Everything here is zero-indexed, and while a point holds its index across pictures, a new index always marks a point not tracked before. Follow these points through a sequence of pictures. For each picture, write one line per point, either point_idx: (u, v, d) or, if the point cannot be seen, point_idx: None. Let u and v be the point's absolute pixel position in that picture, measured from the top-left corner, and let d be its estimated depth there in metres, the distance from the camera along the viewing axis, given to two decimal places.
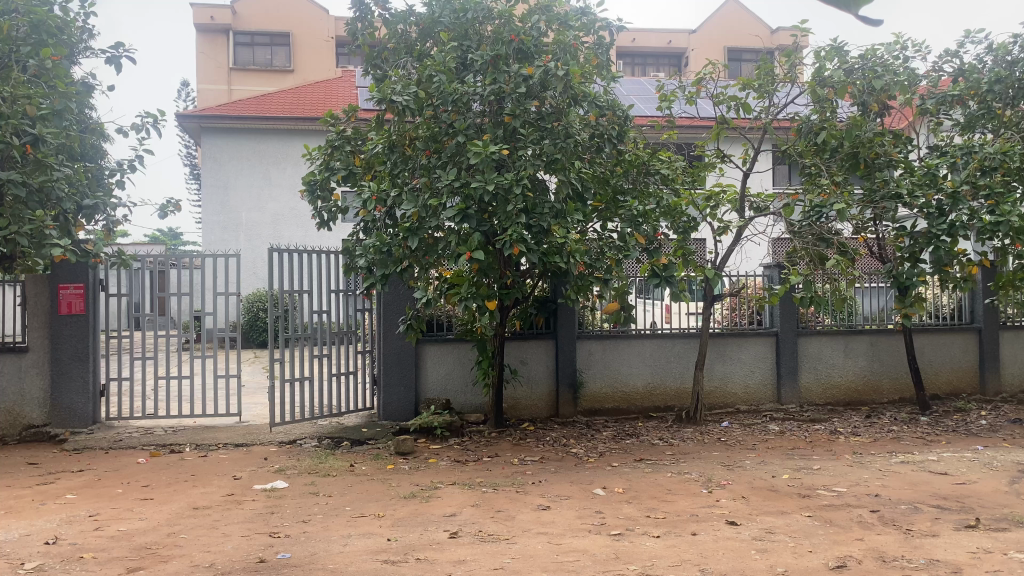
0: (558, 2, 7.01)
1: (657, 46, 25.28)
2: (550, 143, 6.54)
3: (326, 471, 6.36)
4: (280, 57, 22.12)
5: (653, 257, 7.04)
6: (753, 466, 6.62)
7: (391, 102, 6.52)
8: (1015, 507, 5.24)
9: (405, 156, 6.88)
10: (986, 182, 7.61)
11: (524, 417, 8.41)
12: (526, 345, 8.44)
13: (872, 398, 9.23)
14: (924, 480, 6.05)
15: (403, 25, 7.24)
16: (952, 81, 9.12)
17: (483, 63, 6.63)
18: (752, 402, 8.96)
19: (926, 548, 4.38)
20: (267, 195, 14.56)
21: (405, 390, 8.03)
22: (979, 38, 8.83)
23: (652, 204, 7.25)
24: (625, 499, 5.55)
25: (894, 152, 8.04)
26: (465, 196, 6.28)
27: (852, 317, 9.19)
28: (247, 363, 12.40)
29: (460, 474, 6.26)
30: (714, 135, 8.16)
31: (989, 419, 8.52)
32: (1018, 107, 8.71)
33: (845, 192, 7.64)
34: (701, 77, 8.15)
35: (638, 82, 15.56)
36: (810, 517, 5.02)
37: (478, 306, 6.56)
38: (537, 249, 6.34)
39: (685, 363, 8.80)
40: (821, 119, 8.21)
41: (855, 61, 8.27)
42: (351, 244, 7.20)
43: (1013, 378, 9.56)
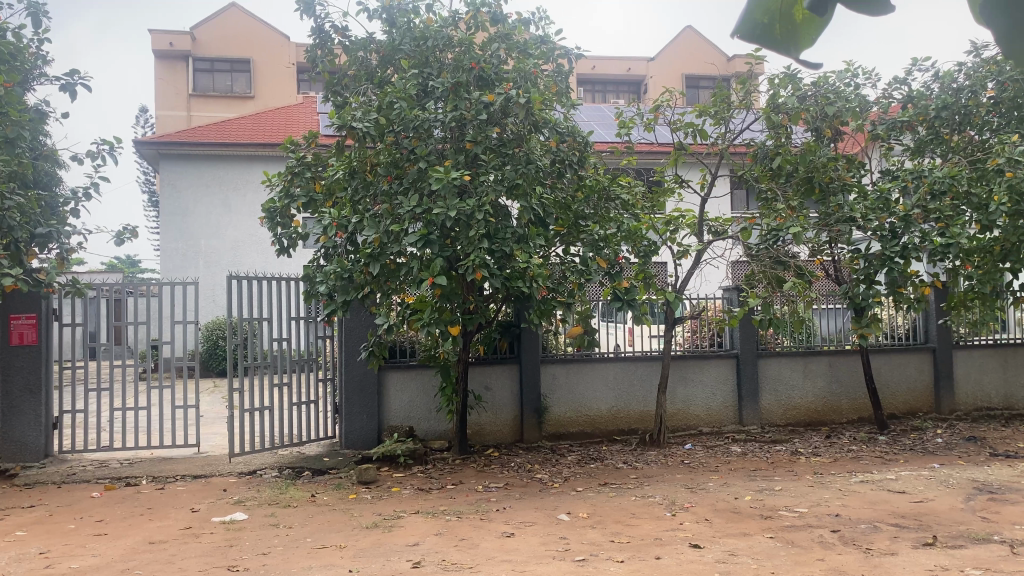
0: (517, 30, 7.14)
1: (616, 73, 25.71)
2: (511, 168, 6.53)
3: (286, 502, 6.25)
4: (240, 82, 22.00)
5: (615, 281, 7.07)
6: (716, 488, 6.65)
7: (351, 128, 6.45)
8: (971, 524, 5.33)
9: (366, 182, 6.84)
10: (937, 205, 7.76)
11: (489, 442, 8.36)
12: (489, 370, 8.43)
13: (831, 418, 9.36)
14: (883, 499, 6.13)
15: (363, 52, 7.25)
16: (901, 108, 9.37)
17: (444, 89, 6.68)
18: (715, 424, 9.02)
19: (885, 567, 4.44)
20: (227, 222, 14.40)
21: (367, 419, 7.94)
22: (926, 66, 9.12)
23: (613, 229, 7.27)
24: (590, 524, 5.54)
25: (848, 177, 8.28)
26: (427, 222, 6.28)
27: (809, 338, 9.34)
28: (206, 393, 12.16)
29: (424, 502, 6.19)
30: (673, 161, 8.27)
31: (945, 437, 8.68)
32: (965, 132, 8.99)
33: (801, 216, 7.83)
34: (658, 105, 8.30)
35: (598, 109, 15.70)
36: (773, 539, 5.05)
37: (441, 332, 6.49)
38: (499, 274, 6.36)
39: (648, 387, 8.86)
40: (776, 144, 8.37)
41: (808, 88, 8.45)
42: (311, 270, 7.12)
43: (966, 396, 9.75)
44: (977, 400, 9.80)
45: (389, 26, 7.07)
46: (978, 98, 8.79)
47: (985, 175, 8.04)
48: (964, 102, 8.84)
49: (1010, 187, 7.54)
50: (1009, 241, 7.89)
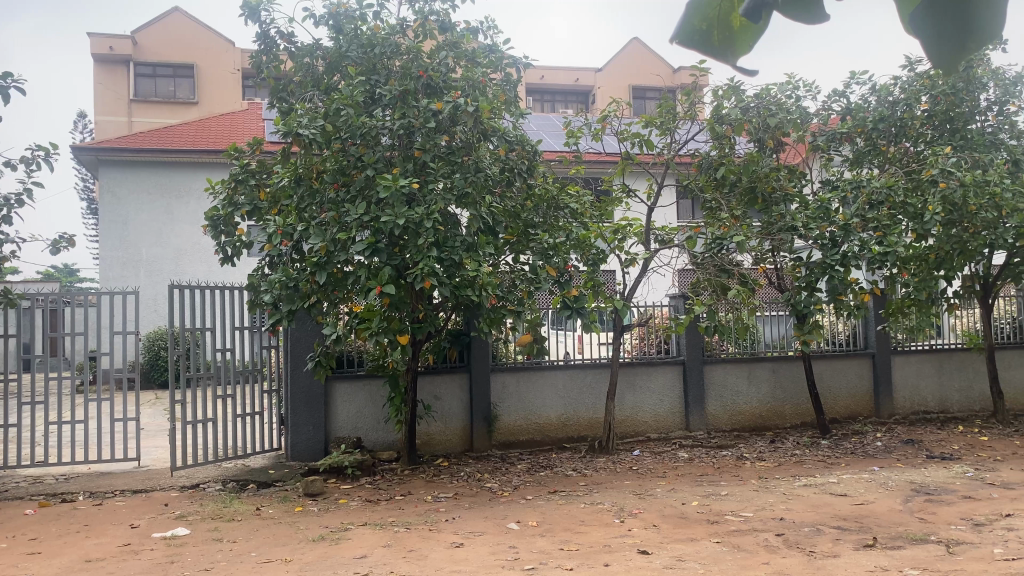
0: (465, 39, 7.16)
1: (565, 83, 25.93)
2: (461, 176, 6.59)
3: (230, 516, 6.11)
4: (184, 88, 21.57)
5: (564, 289, 7.13)
6: (664, 494, 6.71)
7: (297, 134, 6.36)
8: (909, 525, 5.47)
9: (312, 189, 6.71)
10: (874, 215, 7.97)
11: (438, 452, 8.31)
12: (438, 379, 8.39)
13: (776, 423, 9.54)
14: (825, 502, 6.26)
15: (309, 59, 7.16)
16: (840, 119, 9.63)
17: (392, 98, 6.66)
18: (662, 429, 9.11)
19: (827, 569, 4.52)
20: (170, 230, 14.09)
21: (314, 430, 7.82)
22: (864, 79, 9.40)
23: (562, 237, 7.31)
24: (539, 532, 5.53)
25: (789, 187, 8.49)
26: (375, 230, 6.23)
27: (754, 344, 9.52)
28: (147, 405, 11.85)
29: (372, 514, 6.11)
30: (620, 170, 8.35)
31: (884, 440, 8.89)
32: (900, 143, 9.28)
33: (743, 225, 8.01)
34: (606, 115, 8.38)
35: (547, 118, 15.82)
36: (719, 543, 5.10)
37: (390, 341, 6.41)
38: (449, 283, 6.30)
39: (597, 395, 8.91)
40: (720, 155, 8.53)
41: (751, 99, 8.65)
42: (255, 279, 7.01)
43: (904, 401, 10.03)
44: (915, 404, 10.08)
45: (335, 32, 7.00)
46: (913, 110, 9.05)
47: (920, 186, 8.31)
48: (900, 115, 9.13)
49: (943, 198, 7.98)
50: (943, 249, 8.43)
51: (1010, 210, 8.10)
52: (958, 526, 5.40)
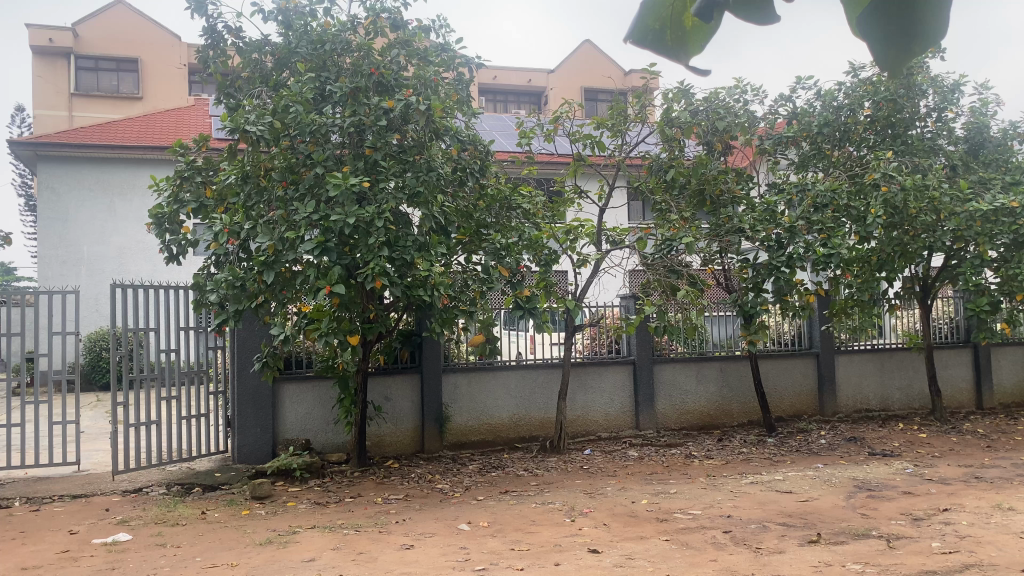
0: (417, 38, 7.12)
1: (517, 84, 25.98)
2: (412, 175, 6.54)
3: (174, 520, 5.97)
4: (126, 83, 21.04)
5: (516, 290, 7.15)
6: (613, 493, 6.76)
7: (245, 131, 6.27)
8: (852, 521, 5.60)
9: (260, 188, 6.64)
10: (819, 217, 8.11)
11: (388, 453, 8.24)
12: (389, 380, 8.32)
13: (723, 421, 9.69)
14: (771, 499, 6.37)
15: (258, 55, 7.05)
16: (787, 123, 9.78)
17: (343, 94, 6.56)
18: (613, 428, 9.17)
19: (774, 565, 4.59)
20: (112, 228, 13.75)
21: (261, 433, 7.70)
22: (809, 84, 9.60)
23: (514, 238, 7.35)
24: (490, 533, 5.52)
25: (737, 190, 8.62)
26: (324, 229, 6.13)
27: (702, 344, 9.66)
28: (88, 408, 11.53)
29: (320, 517, 6.04)
30: (572, 172, 8.41)
31: (828, 438, 9.09)
32: (844, 147, 9.49)
33: (691, 226, 8.14)
34: (558, 116, 8.42)
35: (500, 119, 15.85)
36: (668, 541, 5.16)
37: (340, 342, 6.33)
38: (401, 283, 6.27)
39: (549, 395, 8.94)
40: (670, 157, 8.65)
41: (700, 103, 8.78)
42: (201, 279, 6.83)
43: (848, 399, 10.26)
44: (858, 403, 10.33)
45: (284, 28, 6.85)
46: (857, 116, 9.28)
47: (863, 189, 8.51)
48: (843, 120, 9.32)
49: (884, 202, 8.17)
50: (885, 252, 8.66)
51: (948, 213, 8.38)
52: (898, 521, 5.54)
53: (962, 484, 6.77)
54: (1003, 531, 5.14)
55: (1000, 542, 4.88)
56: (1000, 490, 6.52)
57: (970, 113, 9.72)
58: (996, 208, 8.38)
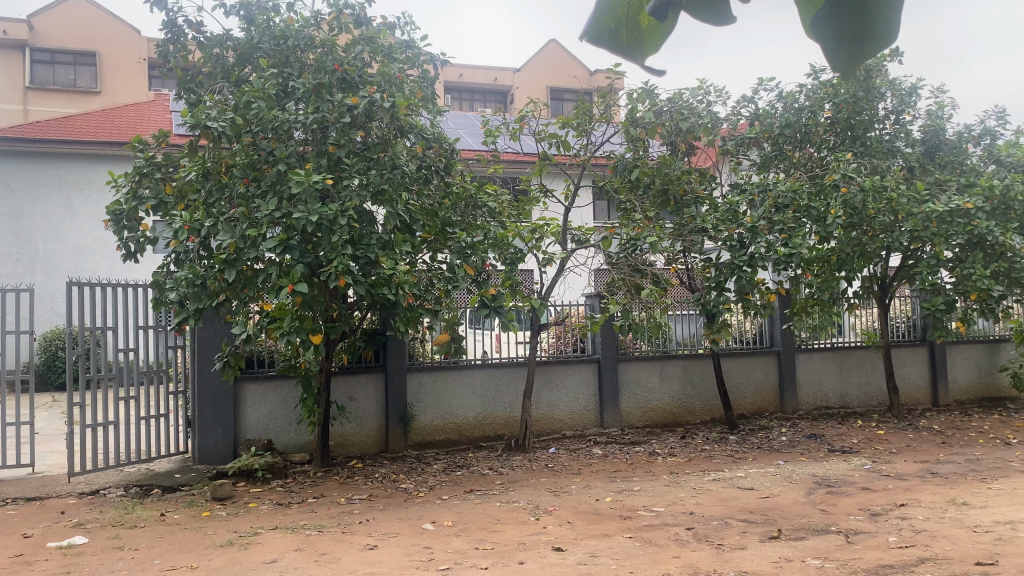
0: (382, 34, 7.08)
1: (482, 82, 25.96)
2: (376, 173, 6.47)
3: (132, 523, 5.86)
4: (84, 77, 20.64)
5: (482, 288, 7.15)
6: (578, 491, 6.78)
7: (206, 128, 6.13)
8: (812, 517, 5.69)
9: (221, 184, 6.54)
10: (780, 217, 8.21)
11: (352, 453, 8.18)
12: (353, 379, 8.25)
13: (687, 419, 9.78)
14: (733, 496, 6.45)
15: (219, 50, 6.91)
16: (749, 124, 9.91)
17: (306, 90, 6.50)
18: (577, 427, 9.20)
19: (735, 561, 4.64)
20: (69, 225, 13.46)
21: (222, 432, 7.60)
22: (771, 86, 9.72)
23: (480, 236, 7.32)
24: (455, 532, 5.51)
25: (700, 190, 8.70)
26: (287, 226, 6.08)
27: (666, 342, 9.73)
28: (42, 408, 11.26)
29: (283, 518, 5.97)
30: (538, 171, 8.39)
31: (789, 435, 9.22)
32: (805, 149, 9.63)
33: (656, 226, 8.18)
34: (524, 115, 8.41)
35: (465, 117, 15.82)
36: (632, 539, 5.19)
37: (302, 340, 6.25)
38: (364, 281, 6.22)
39: (514, 394, 8.95)
40: (634, 157, 8.73)
41: (664, 103, 8.88)
42: (160, 277, 6.71)
43: (808, 396, 10.42)
44: (818, 400, 10.49)
45: (246, 23, 6.80)
46: (817, 118, 9.40)
47: (823, 190, 8.64)
48: (804, 121, 9.44)
49: (844, 202, 8.30)
50: (844, 252, 8.80)
51: (905, 214, 8.57)
52: (856, 516, 5.64)
53: (918, 480, 6.91)
54: (957, 526, 5.25)
55: (954, 536, 4.99)
56: (954, 485, 6.67)
57: (927, 115, 9.91)
58: (951, 209, 8.58)
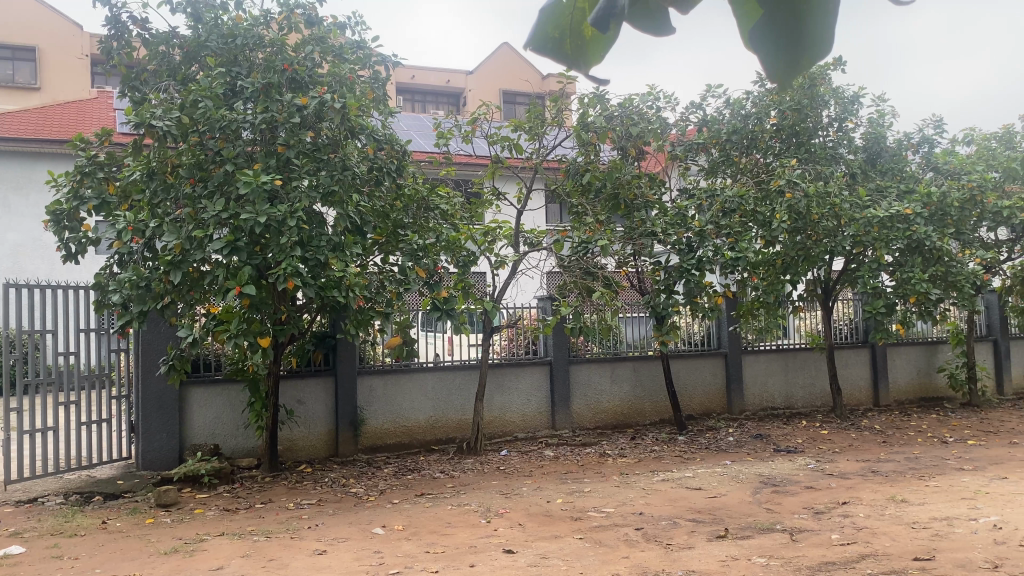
0: (332, 34, 7.06)
1: (435, 84, 25.91)
2: (326, 174, 6.41)
3: (72, 531, 5.71)
4: (23, 73, 20.03)
5: (434, 291, 7.06)
6: (529, 493, 6.80)
7: (151, 126, 6.02)
8: (757, 516, 5.80)
9: (167, 184, 6.40)
10: (726, 222, 8.41)
11: (301, 458, 8.08)
12: (302, 383, 8.16)
13: (636, 420, 9.88)
14: (681, 496, 6.53)
15: (165, 47, 6.78)
16: (697, 130, 10.08)
17: (254, 90, 6.41)
18: (529, 429, 9.23)
19: (683, 560, 4.70)
20: (6, 224, 13.07)
21: (168, 438, 7.45)
22: (718, 93, 9.90)
23: (432, 238, 7.32)
24: (405, 536, 5.48)
25: (650, 195, 8.75)
26: (234, 227, 5.99)
27: (616, 344, 9.82)
28: None
29: (229, 524, 5.87)
30: (490, 174, 8.41)
31: (736, 435, 9.37)
32: (751, 155, 9.81)
33: (607, 230, 8.28)
34: (476, 117, 8.39)
35: (418, 119, 15.79)
36: (582, 540, 5.23)
37: (250, 344, 6.14)
38: (314, 284, 6.13)
39: (465, 396, 8.96)
40: (586, 161, 8.80)
41: (615, 108, 8.98)
42: (102, 279, 6.53)
43: (754, 397, 10.62)
44: (764, 401, 10.69)
45: (193, 21, 6.71)
46: (763, 124, 9.61)
47: (769, 196, 8.80)
48: (751, 127, 9.66)
49: (789, 207, 8.50)
50: (789, 256, 9.00)
51: (848, 220, 8.80)
52: (800, 514, 5.77)
53: (859, 478, 7.09)
54: (896, 522, 5.40)
55: (893, 533, 5.13)
56: (894, 482, 6.86)
57: (869, 123, 10.16)
58: (892, 215, 8.83)
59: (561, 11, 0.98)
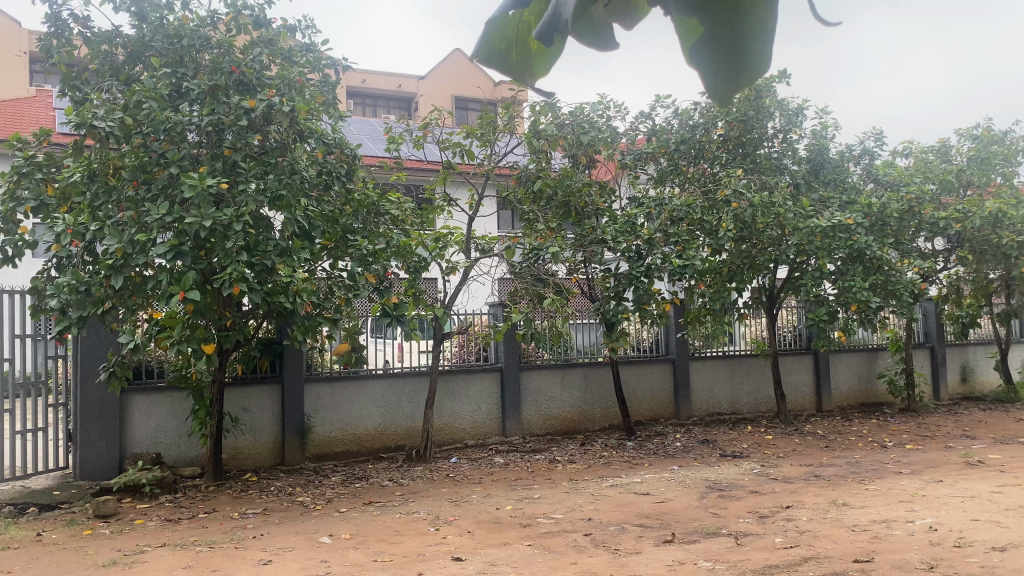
0: (282, 37, 6.99)
1: (386, 88, 25.82)
2: (274, 177, 6.30)
3: (5, 544, 5.51)
4: None
5: (384, 296, 7.06)
6: (478, 500, 6.79)
7: (91, 127, 5.83)
8: (703, 520, 5.87)
9: (108, 186, 6.20)
10: (675, 231, 8.48)
11: (246, 466, 7.93)
12: (247, 390, 8.01)
13: (586, 426, 9.93)
14: (629, 501, 6.58)
15: (107, 46, 6.64)
16: (646, 140, 10.20)
17: (200, 92, 6.31)
18: (479, 436, 9.22)
19: (631, 565, 4.74)
20: None
21: (107, 447, 7.25)
22: (667, 104, 10.04)
23: (382, 244, 7.26)
24: (353, 545, 5.42)
25: (601, 203, 8.83)
26: (178, 231, 5.86)
27: (567, 350, 9.90)
28: None
29: (171, 534, 5.74)
30: (441, 180, 8.38)
31: (683, 441, 9.49)
32: (698, 165, 9.97)
33: (558, 237, 8.34)
34: (428, 123, 8.38)
35: (369, 123, 15.70)
36: (531, 546, 5.23)
37: (194, 350, 6.02)
38: (260, 289, 6.05)
39: (415, 403, 8.90)
40: (538, 168, 8.71)
41: (566, 117, 9.08)
42: (39, 283, 6.32)
43: (701, 403, 10.76)
44: (710, 407, 10.84)
45: (137, 20, 6.52)
46: (710, 135, 9.79)
47: (716, 205, 8.89)
48: (698, 138, 9.83)
49: (735, 216, 8.66)
50: (735, 264, 9.19)
51: (792, 229, 9.02)
52: (745, 519, 5.86)
53: (802, 483, 7.23)
54: (838, 525, 5.53)
55: (834, 536, 5.24)
56: (835, 487, 7.02)
57: (812, 135, 10.42)
58: (834, 225, 9.06)
59: (508, 24, 0.99)
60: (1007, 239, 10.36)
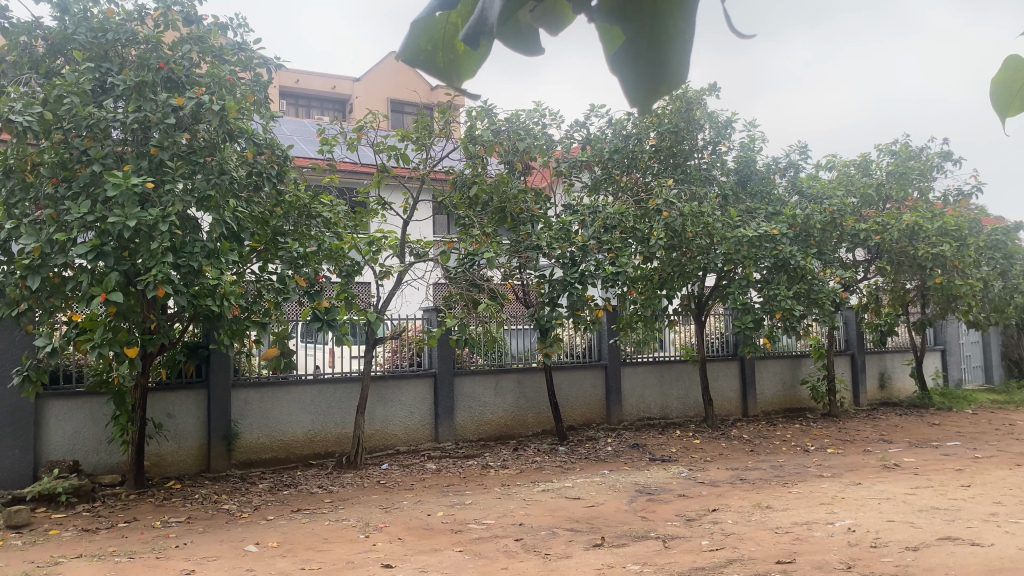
0: (212, 35, 6.84)
1: (320, 88, 25.50)
2: (202, 178, 6.18)
3: None
4: None
5: (314, 301, 6.99)
6: (409, 506, 6.74)
7: (9, 122, 5.59)
8: (632, 524, 5.96)
9: (26, 184, 6.00)
10: (608, 238, 8.61)
11: (170, 474, 7.71)
12: (170, 396, 7.79)
13: (519, 431, 9.96)
14: (560, 506, 6.62)
15: (26, 38, 6.35)
16: (581, 148, 10.34)
17: (126, 88, 6.12)
18: (411, 442, 9.15)
19: (561, 570, 4.77)
20: None
21: (20, 453, 6.95)
22: (601, 113, 10.18)
23: (313, 247, 7.13)
24: (279, 553, 5.32)
25: (536, 209, 8.86)
26: (100, 231, 5.65)
27: (501, 356, 9.89)
28: None
29: (88, 545, 5.54)
30: (375, 183, 8.31)
31: (614, 445, 9.61)
32: (632, 173, 10.13)
33: (493, 243, 8.34)
34: (361, 125, 8.31)
35: (302, 124, 15.49)
36: (461, 552, 5.22)
37: (115, 354, 5.83)
38: (186, 292, 5.90)
39: (345, 409, 8.79)
40: (474, 173, 8.80)
41: (501, 123, 9.13)
42: None
43: (632, 408, 10.92)
44: (641, 411, 11.00)
45: (59, 12, 6.30)
46: (642, 145, 9.96)
47: (647, 214, 9.11)
48: (631, 147, 9.98)
49: (666, 225, 8.85)
50: (665, 271, 9.36)
51: (720, 238, 9.24)
52: (673, 522, 5.97)
53: (729, 486, 7.40)
54: (761, 528, 5.68)
55: (758, 538, 5.38)
56: (759, 490, 7.21)
57: (740, 148, 10.68)
58: (760, 234, 9.34)
59: (433, 24, 0.99)
60: (922, 251, 10.82)
